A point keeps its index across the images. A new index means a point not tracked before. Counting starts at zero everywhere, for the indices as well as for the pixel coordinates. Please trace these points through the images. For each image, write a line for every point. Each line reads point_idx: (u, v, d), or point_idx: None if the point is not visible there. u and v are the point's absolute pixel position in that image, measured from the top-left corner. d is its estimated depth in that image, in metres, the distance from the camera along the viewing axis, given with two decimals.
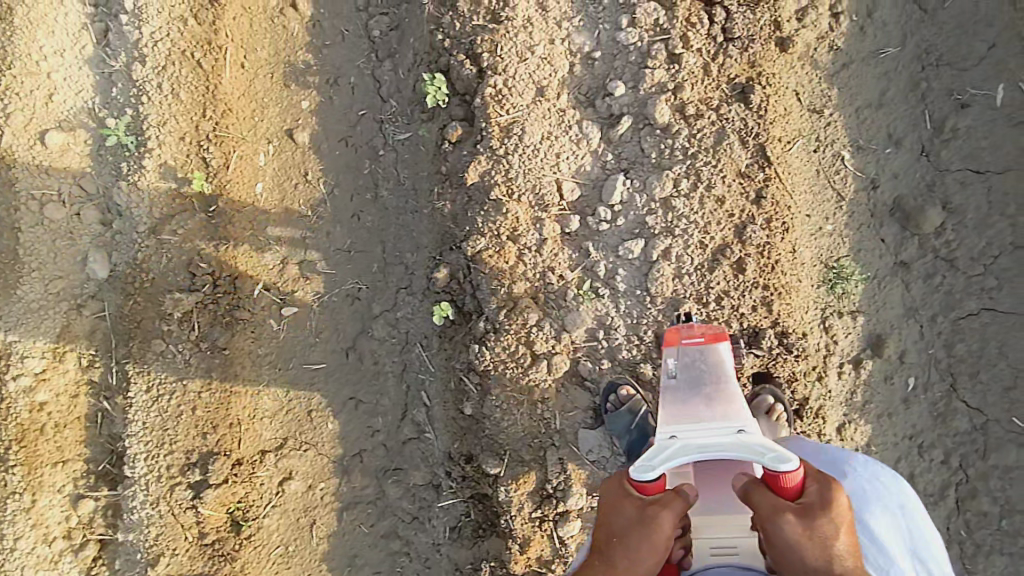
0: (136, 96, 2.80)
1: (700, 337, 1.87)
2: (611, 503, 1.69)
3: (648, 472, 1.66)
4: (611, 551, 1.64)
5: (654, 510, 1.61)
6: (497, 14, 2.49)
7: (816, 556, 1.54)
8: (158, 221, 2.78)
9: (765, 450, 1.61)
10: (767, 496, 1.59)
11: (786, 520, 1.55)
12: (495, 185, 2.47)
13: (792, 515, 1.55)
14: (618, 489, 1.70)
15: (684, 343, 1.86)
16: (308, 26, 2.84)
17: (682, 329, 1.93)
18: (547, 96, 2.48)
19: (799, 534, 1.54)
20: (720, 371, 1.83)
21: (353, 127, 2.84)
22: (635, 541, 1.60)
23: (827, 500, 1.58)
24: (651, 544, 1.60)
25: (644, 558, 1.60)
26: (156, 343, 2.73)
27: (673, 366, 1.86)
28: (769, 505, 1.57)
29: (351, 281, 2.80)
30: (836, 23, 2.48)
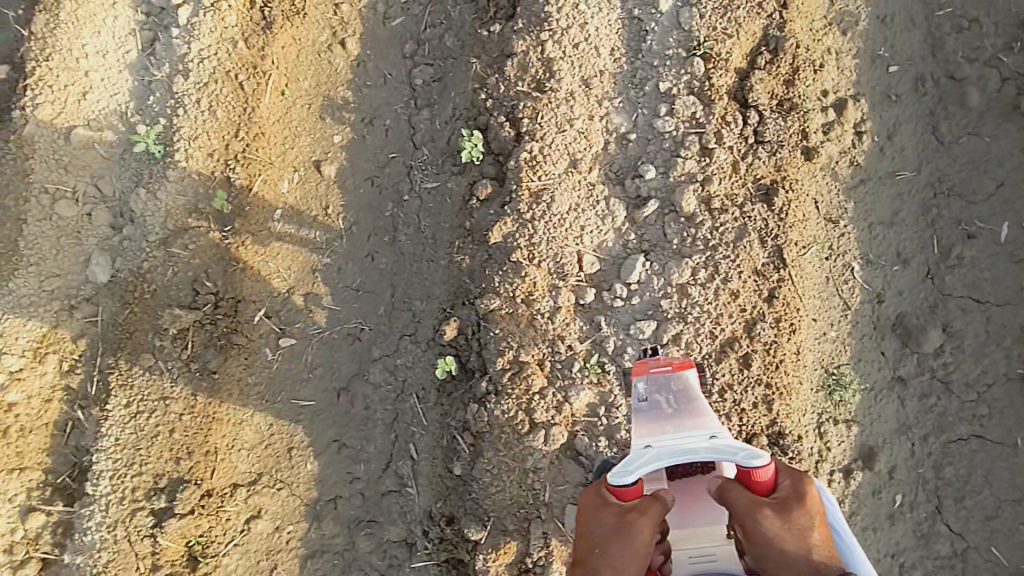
0: (172, 107, 2.79)
1: (667, 365, 2.01)
2: (591, 513, 1.83)
3: (626, 477, 1.80)
4: (595, 560, 1.77)
5: (632, 516, 1.76)
6: (543, 84, 2.59)
7: (794, 546, 1.73)
8: (169, 233, 2.74)
9: (738, 450, 1.76)
10: (745, 494, 1.77)
11: (763, 514, 1.74)
12: (517, 247, 2.49)
13: (768, 509, 1.75)
14: (597, 499, 1.84)
15: (653, 371, 1.98)
16: (352, 64, 2.93)
17: (648, 360, 2.05)
18: (579, 169, 2.55)
19: (777, 527, 1.73)
20: (687, 394, 1.97)
21: (381, 168, 2.87)
22: (619, 547, 1.74)
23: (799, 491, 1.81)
24: (632, 552, 1.74)
25: (627, 566, 1.74)
26: (145, 357, 2.63)
27: (643, 392, 1.98)
28: (746, 501, 1.76)
29: (355, 320, 2.77)
30: (858, 141, 2.60)
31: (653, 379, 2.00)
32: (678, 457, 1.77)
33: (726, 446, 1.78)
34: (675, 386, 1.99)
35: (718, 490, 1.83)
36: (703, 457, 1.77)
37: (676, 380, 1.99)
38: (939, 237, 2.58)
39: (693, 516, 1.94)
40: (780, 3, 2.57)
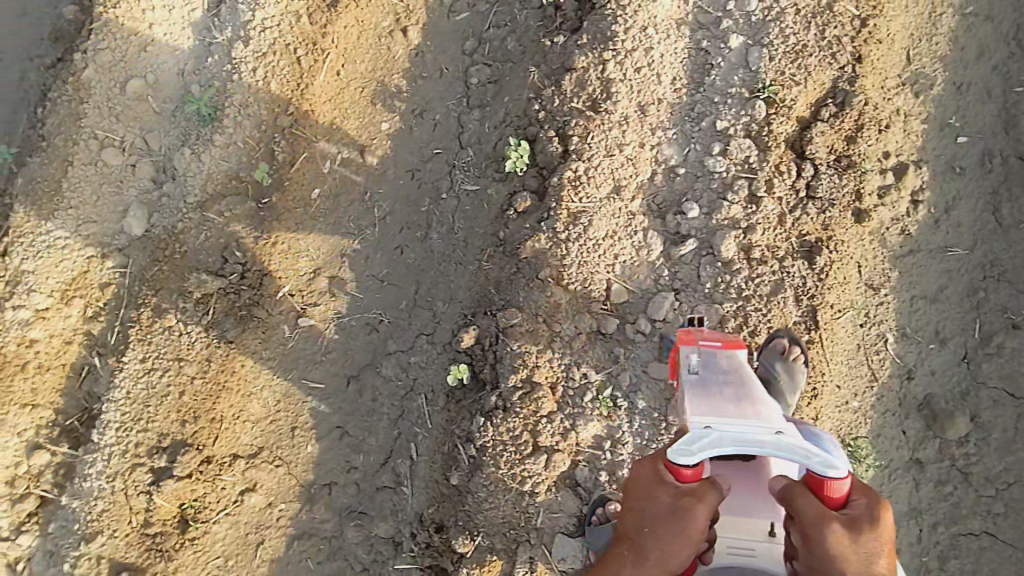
0: (228, 72, 2.79)
1: (717, 342, 1.98)
2: (643, 489, 1.72)
3: (686, 458, 1.65)
4: (641, 540, 1.69)
5: (688, 502, 1.63)
6: (598, 104, 2.54)
7: (854, 569, 1.57)
8: (208, 197, 2.75)
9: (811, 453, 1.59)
10: (814, 503, 1.60)
11: (831, 529, 1.57)
12: (547, 266, 2.46)
13: (836, 526, 1.57)
14: (652, 475, 1.71)
15: (705, 343, 1.96)
16: (410, 53, 2.91)
17: (699, 334, 2.04)
18: (621, 197, 2.50)
19: (841, 546, 1.57)
20: (739, 372, 1.93)
21: (424, 161, 2.85)
22: (667, 532, 1.64)
23: (874, 518, 1.60)
24: (681, 540, 1.64)
25: (673, 553, 1.65)
26: (166, 317, 2.65)
27: (694, 363, 1.95)
28: (813, 512, 1.59)
29: (376, 310, 2.77)
30: (913, 210, 2.52)
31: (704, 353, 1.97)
32: (741, 442, 1.62)
33: (795, 445, 1.61)
34: (725, 360, 1.95)
35: (784, 490, 1.67)
36: (768, 449, 1.60)
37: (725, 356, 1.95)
38: (982, 322, 2.48)
39: (736, 502, 1.88)
40: (855, 56, 2.48)
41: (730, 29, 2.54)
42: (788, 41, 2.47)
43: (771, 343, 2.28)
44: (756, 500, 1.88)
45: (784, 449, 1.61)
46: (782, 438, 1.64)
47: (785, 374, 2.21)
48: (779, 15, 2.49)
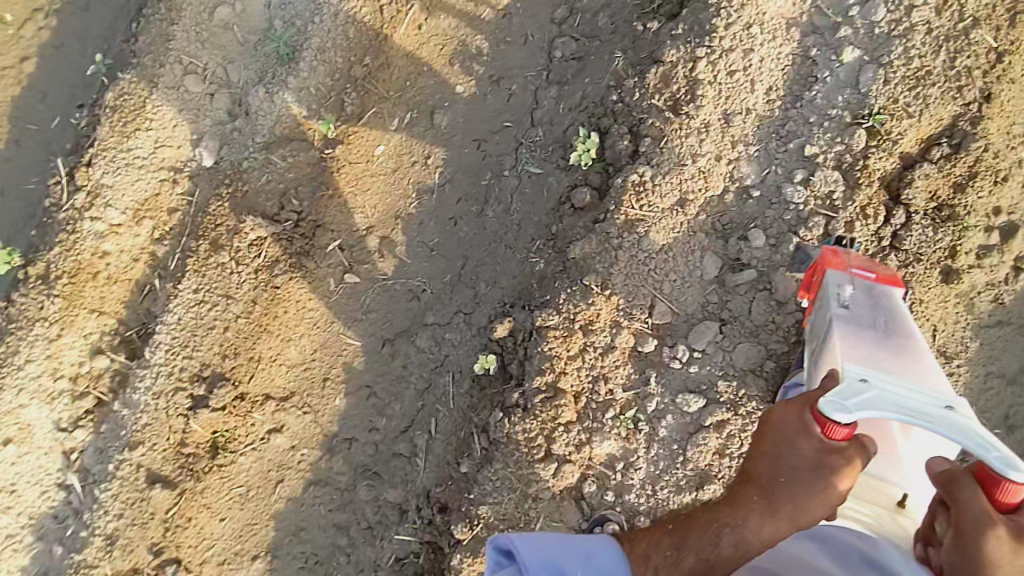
0: (310, 13, 2.73)
1: (871, 274, 2.04)
2: (786, 440, 1.83)
3: (840, 415, 1.73)
4: (776, 488, 1.81)
5: (833, 460, 1.76)
6: (680, 106, 2.34)
7: None
8: (275, 139, 2.75)
9: (985, 444, 1.55)
10: (980, 499, 1.50)
11: (994, 531, 1.45)
12: (593, 273, 2.35)
13: (1003, 530, 1.45)
14: (798, 426, 1.82)
15: (859, 274, 2.02)
16: (499, 15, 2.71)
17: (854, 259, 2.07)
18: (685, 212, 2.33)
19: (1003, 551, 1.44)
20: (890, 310, 2.02)
21: (492, 133, 2.72)
22: (806, 484, 1.78)
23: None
24: (819, 496, 1.77)
25: (807, 507, 1.78)
26: (220, 254, 2.72)
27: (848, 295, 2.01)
28: (980, 509, 1.49)
29: (421, 279, 2.76)
30: (1013, 277, 2.26)
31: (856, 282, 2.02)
32: (904, 410, 1.67)
33: (962, 425, 1.62)
34: (879, 295, 2.03)
35: (944, 475, 1.59)
36: (931, 427, 1.63)
37: (876, 294, 2.02)
38: None
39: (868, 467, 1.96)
40: (985, 93, 2.16)
41: (847, 39, 2.24)
42: (910, 64, 2.16)
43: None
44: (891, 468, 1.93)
45: (950, 431, 1.62)
46: (950, 417, 1.64)
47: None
48: (906, 32, 2.17)
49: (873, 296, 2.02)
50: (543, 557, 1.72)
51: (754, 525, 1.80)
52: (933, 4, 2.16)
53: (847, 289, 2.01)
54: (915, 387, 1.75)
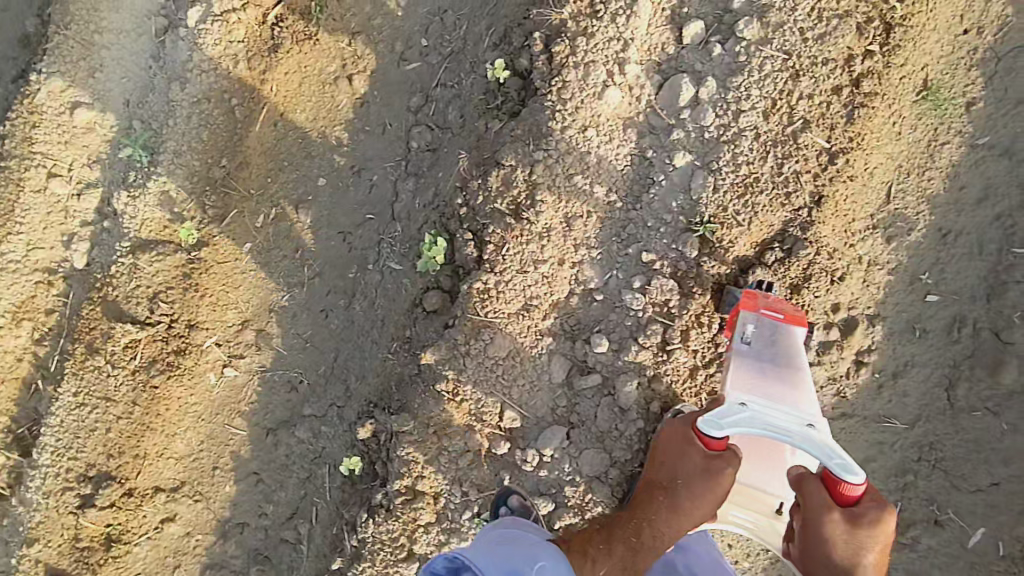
0: (164, 116, 2.74)
1: (779, 314, 2.07)
2: (678, 449, 2.05)
3: (715, 430, 1.94)
4: (676, 490, 2.07)
5: (719, 463, 2.01)
6: (521, 210, 2.34)
7: (841, 553, 1.86)
8: (141, 242, 2.77)
9: (832, 454, 1.80)
10: (821, 495, 1.85)
11: (831, 520, 1.83)
12: (444, 378, 2.40)
13: (837, 517, 1.83)
14: (685, 438, 2.04)
15: (763, 314, 2.06)
16: (355, 103, 2.73)
17: (762, 298, 2.10)
18: (531, 317, 2.35)
19: (837, 534, 1.84)
20: (790, 351, 2.06)
21: (356, 226, 2.74)
22: (700, 486, 2.03)
23: (873, 519, 1.84)
24: (710, 495, 2.04)
25: (701, 503, 2.06)
26: (95, 358, 2.76)
27: (749, 333, 2.08)
28: (820, 502, 1.84)
29: (297, 370, 2.80)
30: (854, 371, 2.27)
31: (762, 323, 2.07)
32: (770, 428, 1.86)
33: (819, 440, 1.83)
34: (781, 335, 2.06)
35: (799, 476, 1.92)
36: (793, 442, 1.83)
37: (785, 332, 2.06)
38: (903, 507, 2.25)
39: (755, 479, 2.15)
40: (815, 197, 2.18)
41: (679, 142, 2.25)
42: (738, 172, 2.18)
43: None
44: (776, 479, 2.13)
45: (808, 445, 1.81)
46: (809, 435, 1.83)
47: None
48: (734, 138, 2.18)
49: (781, 334, 2.07)
50: (496, 564, 1.94)
51: (661, 520, 2.09)
52: (760, 110, 2.16)
53: (750, 328, 2.08)
54: (786, 410, 1.93)
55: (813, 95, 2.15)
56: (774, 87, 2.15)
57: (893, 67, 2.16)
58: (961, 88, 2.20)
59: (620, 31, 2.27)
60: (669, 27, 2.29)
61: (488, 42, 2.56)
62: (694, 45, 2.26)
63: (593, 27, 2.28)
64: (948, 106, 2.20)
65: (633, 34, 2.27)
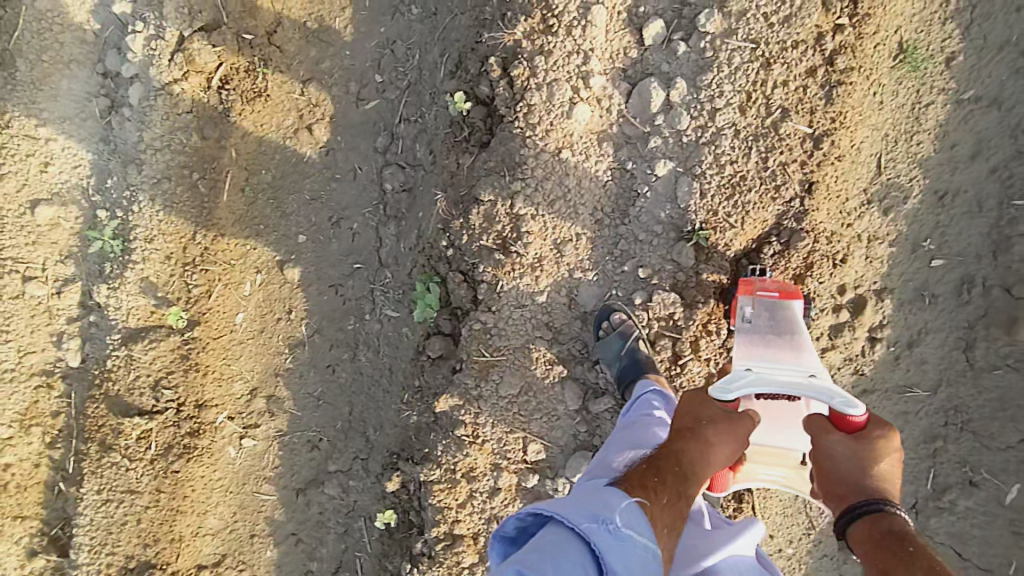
0: (128, 199, 2.64)
1: (774, 292, 2.01)
2: (697, 400, 1.78)
3: (728, 395, 1.76)
4: (701, 429, 1.68)
5: (738, 417, 1.73)
6: (509, 244, 2.28)
7: (852, 476, 1.62)
8: (131, 333, 2.72)
9: (834, 395, 1.66)
10: (823, 423, 1.70)
11: (832, 440, 1.66)
12: (462, 423, 2.38)
13: (841, 437, 1.66)
14: (700, 396, 1.79)
15: (760, 295, 1.99)
16: (320, 152, 2.62)
17: (757, 282, 2.05)
18: (536, 348, 2.33)
19: (843, 454, 1.64)
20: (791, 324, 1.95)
21: (346, 276, 2.68)
22: (727, 425, 1.69)
23: (882, 439, 1.64)
24: (734, 436, 1.68)
25: (727, 444, 1.66)
26: (112, 455, 2.74)
27: (748, 312, 2.00)
28: (820, 427, 1.69)
29: (315, 429, 2.76)
30: (870, 348, 2.25)
31: (760, 304, 2.00)
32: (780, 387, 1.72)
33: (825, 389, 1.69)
34: (781, 311, 1.98)
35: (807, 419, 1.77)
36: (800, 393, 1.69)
37: (783, 308, 1.97)
38: (935, 473, 2.27)
39: (775, 435, 1.89)
40: (804, 185, 2.12)
41: (658, 150, 2.18)
42: (722, 172, 2.13)
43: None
44: (797, 428, 1.87)
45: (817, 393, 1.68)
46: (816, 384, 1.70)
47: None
48: (714, 137, 2.12)
49: (779, 311, 1.98)
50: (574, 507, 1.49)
51: (696, 454, 1.63)
52: (735, 105, 2.10)
53: (749, 308, 2.00)
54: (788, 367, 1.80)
55: (787, 82, 2.08)
56: (746, 79, 2.08)
57: (865, 37, 2.08)
58: (938, 44, 2.11)
59: (578, 43, 2.17)
60: (628, 29, 2.18)
61: (443, 69, 2.45)
62: (657, 45, 2.17)
63: (550, 44, 2.17)
64: (927, 66, 2.12)
65: (592, 44, 2.17)
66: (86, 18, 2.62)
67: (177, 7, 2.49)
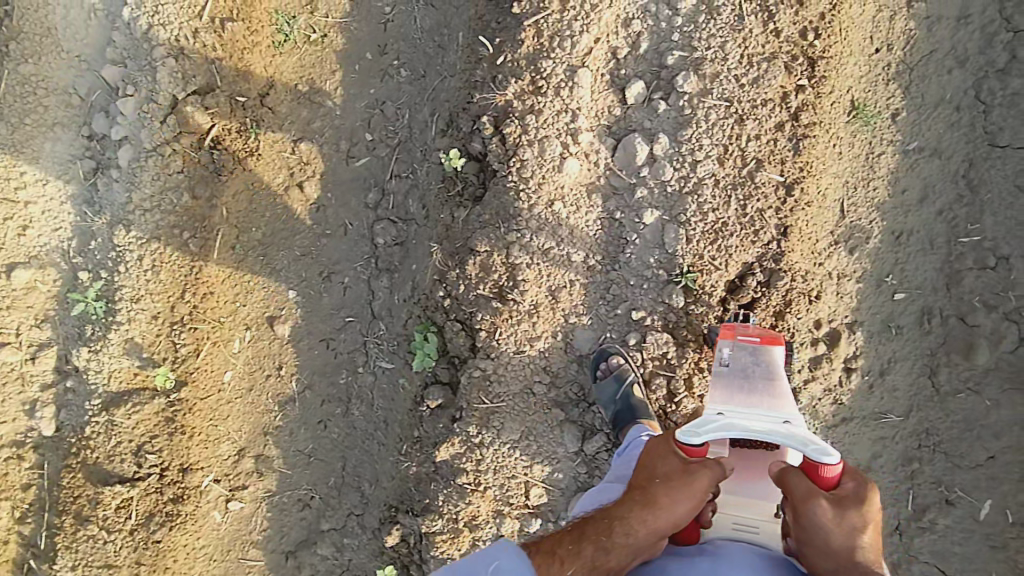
0: (114, 260, 2.62)
1: (755, 338, 2.03)
2: (659, 452, 1.85)
3: (694, 438, 1.76)
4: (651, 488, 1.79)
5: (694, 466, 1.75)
6: (505, 292, 2.37)
7: (841, 541, 1.62)
8: (112, 397, 2.64)
9: (806, 442, 1.67)
10: (804, 483, 1.67)
11: (819, 505, 1.62)
12: (463, 471, 2.42)
13: (826, 503, 1.63)
14: (666, 444, 1.85)
15: (742, 339, 2.01)
16: (311, 208, 2.65)
17: (739, 328, 2.09)
18: (535, 393, 2.40)
19: (829, 521, 1.62)
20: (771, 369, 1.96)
21: (337, 330, 2.68)
22: (676, 481, 1.75)
23: (861, 498, 1.65)
24: (689, 491, 1.73)
25: (680, 500, 1.73)
26: (88, 527, 2.60)
27: (728, 356, 2.00)
28: (804, 490, 1.65)
29: (305, 486, 2.69)
30: (847, 378, 2.40)
31: (740, 348, 2.02)
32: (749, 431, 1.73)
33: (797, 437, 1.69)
34: (760, 357, 1.99)
35: (778, 469, 1.75)
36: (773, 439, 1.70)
37: (762, 352, 1.99)
38: (915, 494, 2.41)
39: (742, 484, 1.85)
40: (780, 229, 2.31)
41: (644, 200, 2.33)
42: (706, 219, 2.29)
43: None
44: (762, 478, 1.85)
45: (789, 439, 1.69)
46: (788, 431, 1.71)
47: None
48: (696, 187, 2.29)
49: (758, 355, 1.99)
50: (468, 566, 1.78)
51: (636, 516, 1.77)
52: (714, 157, 2.28)
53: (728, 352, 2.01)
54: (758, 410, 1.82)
55: (759, 135, 2.28)
56: (722, 134, 2.28)
57: (823, 96, 2.31)
58: (885, 102, 2.35)
59: (566, 103, 2.32)
60: (611, 90, 2.35)
61: (434, 128, 2.57)
62: (638, 103, 2.34)
63: (540, 104, 2.32)
64: (877, 121, 2.36)
65: (579, 104, 2.32)
66: (72, 82, 2.62)
67: (170, 71, 2.53)
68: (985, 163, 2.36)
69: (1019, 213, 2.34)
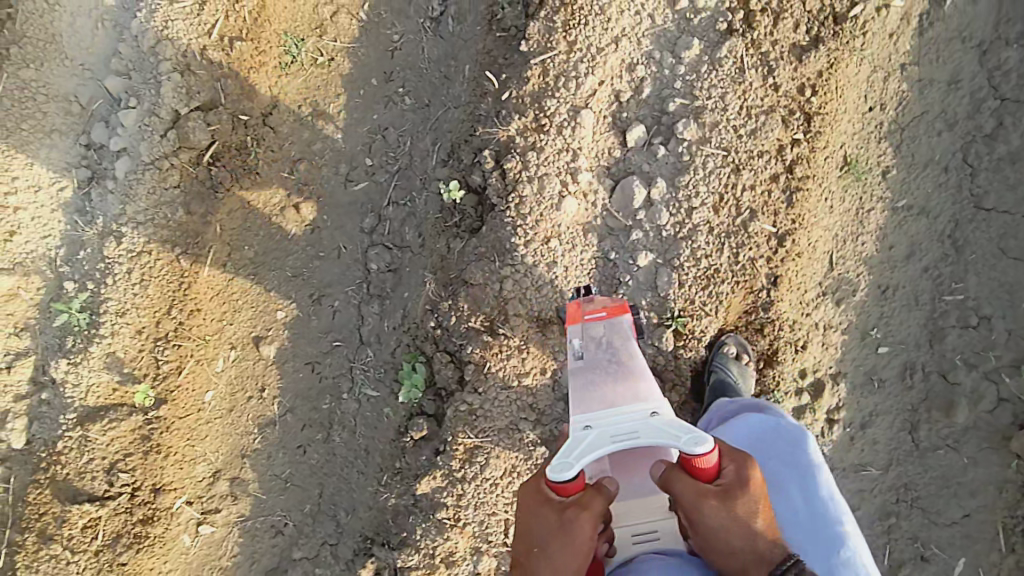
0: (102, 271, 2.58)
1: (602, 312, 2.01)
2: (529, 507, 1.54)
3: (566, 472, 1.50)
4: (535, 560, 1.49)
5: (571, 516, 1.46)
6: (496, 327, 2.38)
7: (740, 536, 1.48)
8: (87, 412, 2.57)
9: (678, 433, 1.52)
10: (689, 485, 1.49)
11: (708, 507, 1.47)
12: (444, 506, 2.39)
13: (714, 501, 1.48)
14: (535, 494, 1.53)
15: (588, 321, 1.98)
16: (305, 229, 2.65)
17: (584, 305, 2.05)
18: (521, 429, 2.37)
19: (722, 519, 1.47)
20: (618, 341, 1.96)
21: (324, 354, 2.66)
22: (558, 543, 1.45)
23: (745, 482, 1.51)
24: (573, 550, 1.45)
25: (568, 567, 1.45)
26: (50, 547, 2.51)
27: (579, 344, 1.97)
28: (691, 494, 1.48)
29: (280, 513, 2.63)
30: (828, 429, 2.42)
31: (588, 329, 1.98)
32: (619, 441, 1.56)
33: (665, 429, 1.56)
34: (610, 332, 1.98)
35: (659, 474, 1.57)
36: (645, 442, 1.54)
37: (611, 328, 1.98)
38: (891, 549, 2.43)
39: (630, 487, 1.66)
40: (770, 278, 2.35)
41: (639, 242, 2.36)
42: (698, 265, 2.32)
43: (724, 347, 2.31)
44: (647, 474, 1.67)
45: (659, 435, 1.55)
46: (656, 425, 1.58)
47: (743, 378, 2.26)
48: (691, 233, 2.33)
49: (609, 333, 1.98)
50: None
51: None
52: (710, 205, 2.33)
53: (577, 340, 1.98)
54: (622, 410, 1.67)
55: (754, 186, 2.34)
56: (718, 182, 2.33)
57: (817, 150, 2.36)
58: (876, 160, 2.42)
59: (568, 142, 2.35)
60: (613, 131, 2.40)
61: (435, 157, 2.60)
62: (638, 146, 2.39)
63: (542, 141, 2.35)
64: (867, 177, 2.42)
65: (580, 143, 2.36)
66: (74, 91, 2.61)
67: (175, 86, 2.53)
68: (970, 224, 2.43)
69: (1000, 275, 2.41)
